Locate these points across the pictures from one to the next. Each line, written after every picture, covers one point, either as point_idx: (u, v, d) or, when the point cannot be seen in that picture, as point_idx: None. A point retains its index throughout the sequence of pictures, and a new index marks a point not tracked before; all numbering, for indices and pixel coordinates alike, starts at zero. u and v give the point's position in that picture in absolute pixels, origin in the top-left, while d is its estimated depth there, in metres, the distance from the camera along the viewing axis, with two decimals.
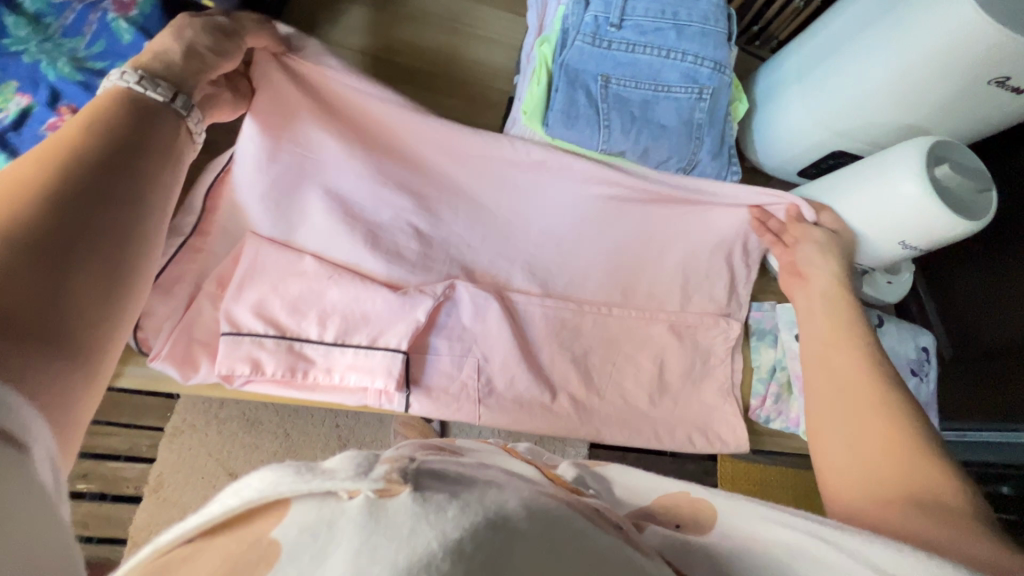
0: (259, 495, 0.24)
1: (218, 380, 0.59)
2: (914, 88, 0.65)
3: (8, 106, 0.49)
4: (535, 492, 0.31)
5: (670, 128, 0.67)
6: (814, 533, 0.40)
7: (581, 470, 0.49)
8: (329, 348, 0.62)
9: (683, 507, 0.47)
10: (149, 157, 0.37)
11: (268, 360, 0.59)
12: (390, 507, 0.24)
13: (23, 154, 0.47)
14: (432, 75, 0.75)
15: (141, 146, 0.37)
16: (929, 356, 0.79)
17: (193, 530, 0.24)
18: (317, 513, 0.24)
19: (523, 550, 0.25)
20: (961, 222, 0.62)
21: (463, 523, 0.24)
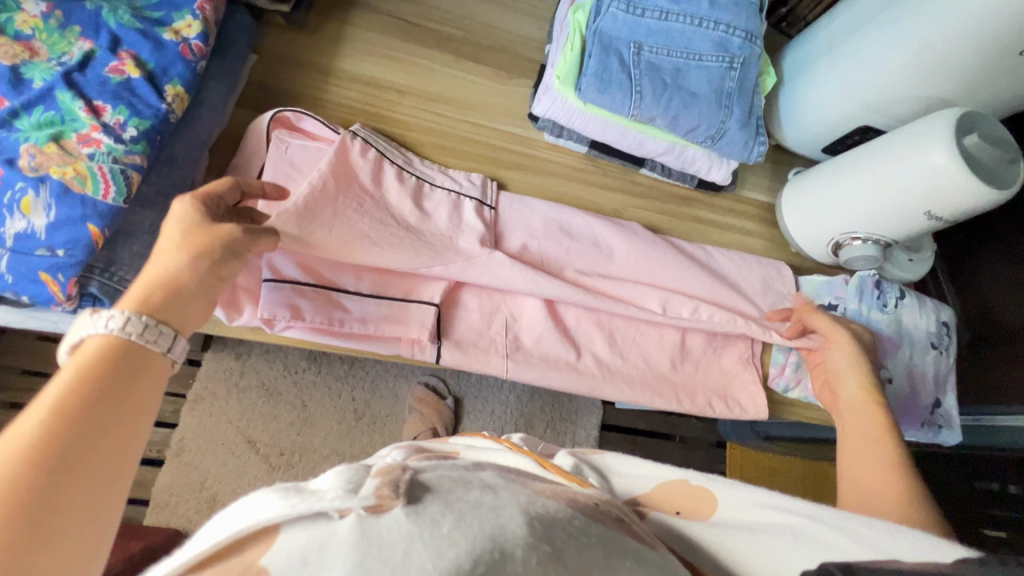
0: (244, 526, 0.25)
1: (259, 324, 0.61)
2: (945, 61, 0.66)
3: (72, 50, 0.50)
4: (531, 494, 0.33)
5: (701, 96, 0.68)
6: (815, 517, 0.41)
7: (577, 458, 0.47)
8: (365, 299, 0.65)
9: (682, 497, 0.45)
10: (128, 430, 0.31)
11: (307, 307, 0.61)
12: (378, 525, 0.26)
13: (89, 95, 0.48)
14: (465, 43, 0.77)
15: (114, 405, 0.31)
16: (948, 330, 0.80)
17: (180, 568, 0.25)
18: (307, 538, 0.25)
19: (522, 564, 0.27)
20: (986, 192, 0.63)
21: (458, 539, 0.26)
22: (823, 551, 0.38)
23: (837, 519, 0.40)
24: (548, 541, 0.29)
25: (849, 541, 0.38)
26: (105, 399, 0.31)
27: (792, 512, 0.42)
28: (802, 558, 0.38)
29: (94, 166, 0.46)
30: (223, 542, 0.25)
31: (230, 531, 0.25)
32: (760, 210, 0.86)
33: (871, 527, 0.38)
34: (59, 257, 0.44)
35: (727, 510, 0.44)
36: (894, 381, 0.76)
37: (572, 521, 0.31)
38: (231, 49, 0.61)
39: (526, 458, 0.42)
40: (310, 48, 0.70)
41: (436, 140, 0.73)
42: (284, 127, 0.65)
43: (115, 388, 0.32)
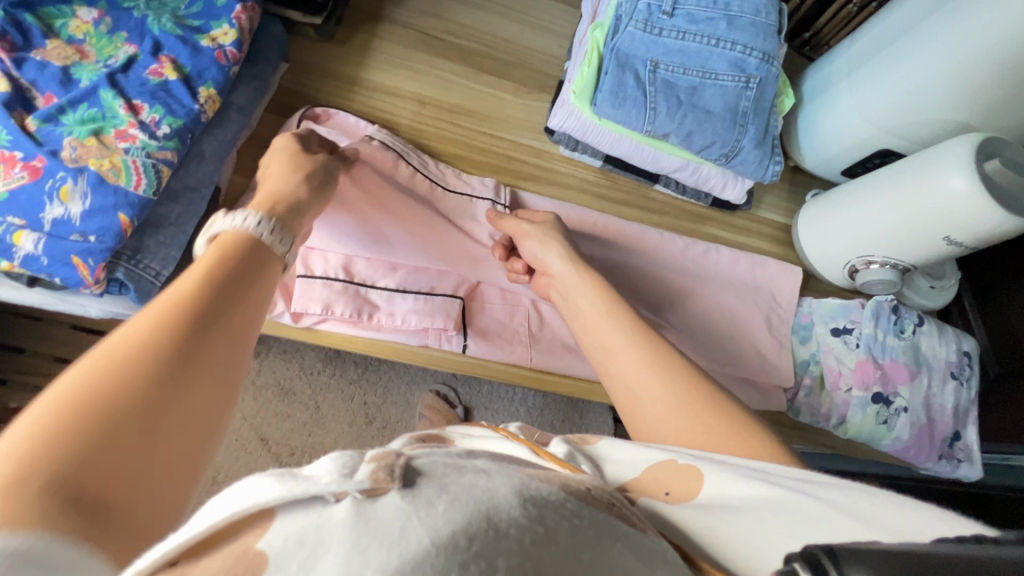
0: (241, 507, 0.24)
1: (290, 317, 0.64)
2: (970, 83, 0.65)
3: (118, 54, 0.54)
4: (526, 478, 0.31)
5: (715, 114, 0.69)
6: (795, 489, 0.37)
7: (572, 447, 0.44)
8: (392, 295, 0.67)
9: (669, 477, 0.41)
10: (255, 310, 0.38)
11: (337, 302, 0.64)
12: (374, 508, 0.26)
13: (130, 95, 0.51)
14: (487, 57, 0.79)
15: (245, 279, 0.38)
16: (970, 361, 0.78)
17: (174, 549, 0.23)
18: (304, 522, 0.25)
19: (516, 541, 0.26)
20: (1008, 218, 0.61)
21: (453, 516, 0.26)
22: (803, 527, 0.34)
23: (821, 490, 0.36)
24: (541, 522, 0.28)
25: (829, 510, 0.34)
26: (238, 282, 0.37)
27: (775, 483, 0.37)
28: (786, 537, 0.34)
29: (129, 159, 0.49)
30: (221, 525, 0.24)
31: (226, 513, 0.24)
32: (776, 230, 0.86)
33: (849, 495, 0.35)
34: (90, 242, 0.47)
35: (717, 486, 0.39)
36: (910, 411, 0.73)
37: (564, 503, 0.30)
38: (262, 57, 0.65)
39: (522, 446, 0.41)
40: (338, 58, 0.74)
41: (453, 149, 0.75)
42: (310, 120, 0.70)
43: (246, 271, 0.39)
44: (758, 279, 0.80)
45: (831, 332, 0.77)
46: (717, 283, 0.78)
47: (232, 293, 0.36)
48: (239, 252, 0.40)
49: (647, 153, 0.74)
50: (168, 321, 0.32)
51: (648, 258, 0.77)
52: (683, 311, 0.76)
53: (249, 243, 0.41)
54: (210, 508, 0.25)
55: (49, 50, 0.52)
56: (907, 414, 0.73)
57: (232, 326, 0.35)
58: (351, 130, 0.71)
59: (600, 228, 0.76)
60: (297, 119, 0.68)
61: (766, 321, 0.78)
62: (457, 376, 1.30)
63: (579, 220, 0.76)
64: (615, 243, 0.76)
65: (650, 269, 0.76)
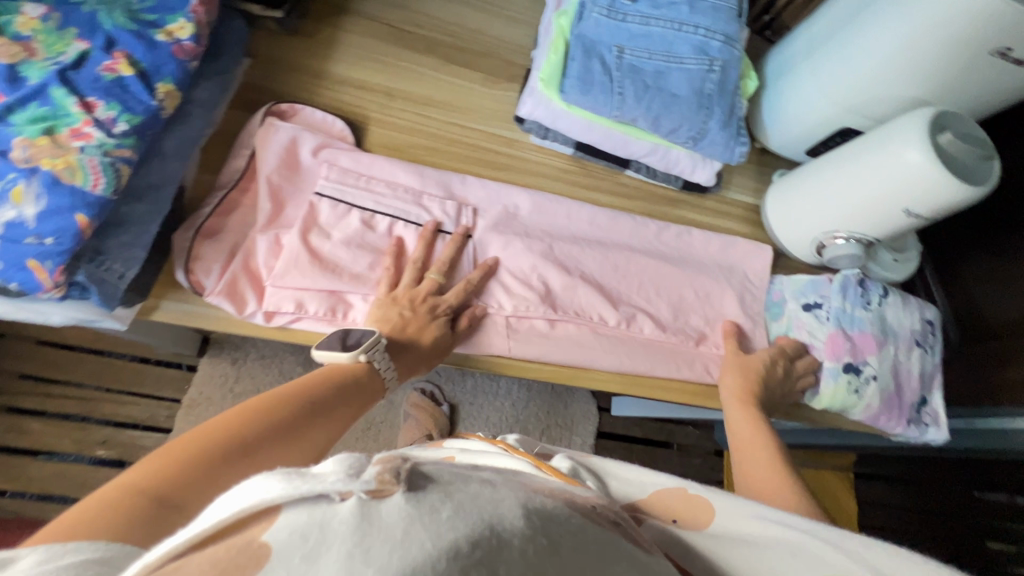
0: (250, 504, 0.24)
1: (262, 316, 0.62)
2: (922, 60, 0.67)
3: (69, 50, 0.52)
4: (530, 491, 0.32)
5: (681, 97, 0.70)
6: (812, 532, 0.39)
7: (575, 462, 0.48)
8: (367, 292, 0.65)
9: (678, 504, 0.45)
10: (349, 412, 0.46)
11: (311, 300, 0.63)
12: (378, 509, 0.25)
13: (83, 92, 0.50)
14: (454, 48, 0.79)
15: (350, 388, 0.48)
16: (933, 329, 0.81)
17: (182, 545, 0.23)
18: (308, 518, 0.24)
19: (519, 551, 0.26)
20: (962, 188, 0.63)
21: (456, 524, 0.26)
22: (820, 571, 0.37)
23: (839, 537, 0.39)
24: (544, 534, 0.28)
25: (845, 558, 0.37)
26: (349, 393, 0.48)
27: (790, 526, 0.40)
28: None
29: (84, 157, 0.47)
30: (228, 520, 0.23)
31: (234, 509, 0.23)
32: (745, 211, 0.87)
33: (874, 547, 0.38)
34: (46, 245, 0.45)
35: (725, 521, 0.42)
36: (879, 379, 0.75)
37: (570, 518, 0.31)
38: (224, 52, 0.63)
39: (523, 460, 0.41)
40: (303, 52, 0.73)
41: (424, 141, 0.75)
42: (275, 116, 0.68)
43: (352, 386, 0.49)
44: (730, 259, 0.81)
45: (803, 307, 0.79)
46: (689, 264, 0.79)
47: (339, 394, 0.46)
48: (347, 372, 0.50)
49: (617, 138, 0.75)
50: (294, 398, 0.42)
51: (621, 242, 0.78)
52: (658, 294, 0.77)
53: (359, 369, 0.51)
54: (217, 506, 0.25)
55: None
56: (876, 382, 0.75)
57: (332, 421, 0.44)
58: (319, 125, 0.70)
59: (574, 215, 0.76)
60: (262, 115, 0.66)
61: (738, 299, 0.79)
62: (440, 374, 1.30)
63: (553, 210, 0.76)
64: (590, 229, 0.77)
65: (624, 254, 0.77)
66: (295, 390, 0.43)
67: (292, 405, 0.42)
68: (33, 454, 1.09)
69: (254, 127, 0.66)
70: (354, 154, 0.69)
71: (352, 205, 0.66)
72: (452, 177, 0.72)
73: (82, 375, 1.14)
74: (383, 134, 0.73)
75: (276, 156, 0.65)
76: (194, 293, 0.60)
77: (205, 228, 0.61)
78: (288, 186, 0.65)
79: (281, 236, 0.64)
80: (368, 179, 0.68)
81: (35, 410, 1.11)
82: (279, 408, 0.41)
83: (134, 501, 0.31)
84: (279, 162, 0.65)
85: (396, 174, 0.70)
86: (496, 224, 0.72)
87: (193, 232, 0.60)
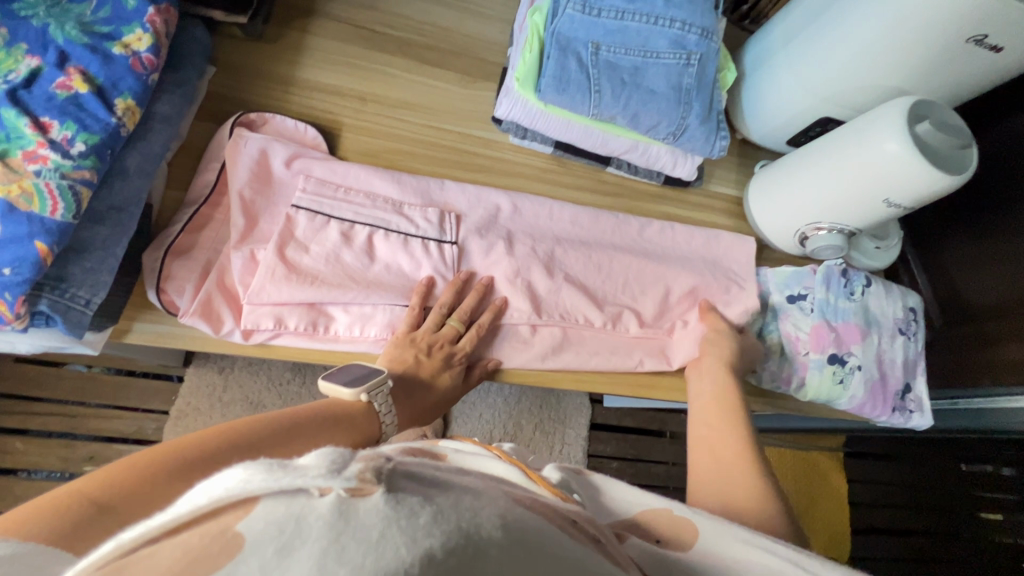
0: (223, 494, 0.23)
1: (241, 334, 0.61)
2: (899, 48, 0.66)
3: (19, 68, 0.49)
4: (512, 503, 0.31)
5: (660, 93, 0.69)
6: (794, 560, 0.44)
7: (564, 474, 0.47)
8: (350, 305, 0.64)
9: (662, 524, 0.47)
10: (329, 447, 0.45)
11: (290, 316, 0.62)
12: (359, 506, 0.24)
13: (36, 113, 0.48)
14: (427, 48, 0.77)
15: (333, 423, 0.47)
16: (915, 316, 0.81)
17: (155, 531, 0.22)
18: (285, 511, 0.23)
19: (496, 560, 0.26)
20: (941, 177, 0.63)
21: (434, 530, 0.24)
22: None
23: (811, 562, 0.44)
24: (522, 545, 0.27)
25: None
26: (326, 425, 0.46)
27: (775, 554, 0.44)
28: None
29: (40, 182, 0.45)
30: (203, 506, 0.22)
31: (212, 496, 0.23)
32: (728, 204, 0.87)
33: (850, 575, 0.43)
34: (4, 275, 0.43)
35: (709, 542, 0.45)
36: (864, 368, 0.76)
37: (551, 538, 0.30)
38: (185, 62, 0.61)
39: (514, 470, 0.40)
40: (270, 58, 0.70)
41: (401, 146, 0.73)
42: (245, 126, 0.66)
43: (336, 420, 0.47)
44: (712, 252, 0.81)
45: (787, 300, 0.79)
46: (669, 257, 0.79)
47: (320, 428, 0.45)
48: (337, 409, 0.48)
49: (596, 135, 0.73)
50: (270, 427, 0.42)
51: (605, 241, 0.77)
52: (643, 292, 0.76)
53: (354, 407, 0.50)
54: (198, 492, 0.24)
55: None
56: (860, 371, 0.75)
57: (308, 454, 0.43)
58: (290, 134, 0.69)
59: (557, 216, 0.75)
60: (231, 126, 0.64)
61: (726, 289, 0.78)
62: None
63: (537, 211, 0.75)
64: (573, 229, 0.76)
65: (608, 253, 0.76)
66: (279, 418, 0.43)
67: (266, 435, 0.41)
68: (19, 472, 1.07)
69: (223, 139, 0.64)
70: (330, 163, 0.67)
71: (329, 214, 0.65)
72: (430, 183, 0.71)
73: (63, 392, 1.12)
74: (357, 141, 0.72)
75: (248, 167, 0.63)
76: (167, 313, 0.59)
77: (176, 246, 0.59)
78: (261, 197, 0.64)
79: (256, 251, 0.62)
80: (345, 187, 0.67)
81: (19, 430, 1.09)
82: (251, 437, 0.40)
83: (73, 506, 0.31)
84: (252, 174, 0.63)
85: (373, 183, 0.68)
86: (477, 229, 0.71)
87: (163, 251, 0.58)
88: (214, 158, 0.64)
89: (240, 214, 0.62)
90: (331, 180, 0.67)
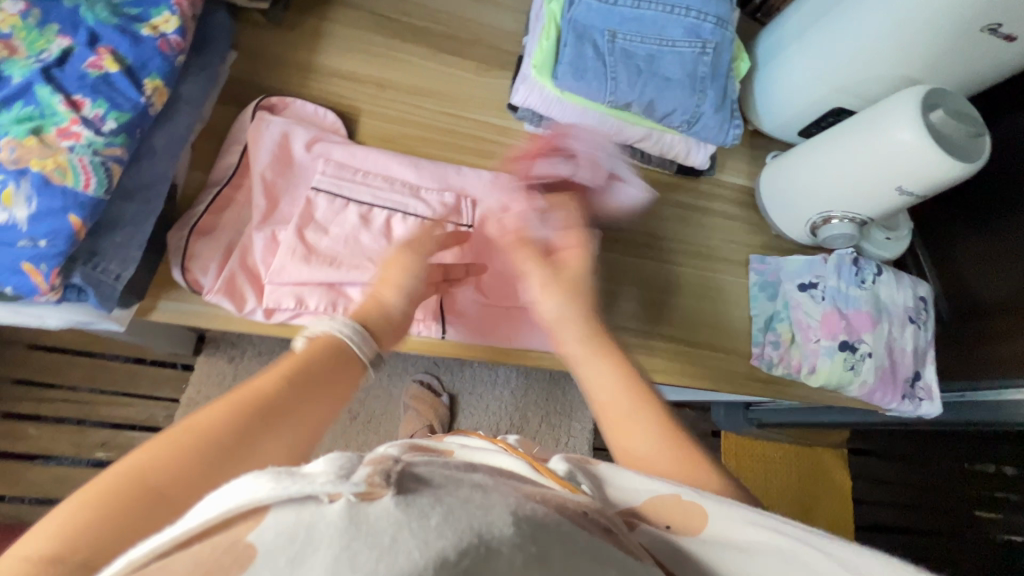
0: (231, 508, 0.23)
1: (263, 314, 0.62)
2: (912, 38, 0.67)
3: (51, 47, 0.50)
4: (521, 497, 0.31)
5: (675, 81, 0.70)
6: (802, 538, 0.41)
7: (572, 464, 0.45)
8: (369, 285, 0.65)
9: (672, 510, 0.43)
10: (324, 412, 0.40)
11: (310, 296, 0.62)
12: (367, 512, 0.24)
13: (69, 89, 0.49)
14: (443, 37, 0.78)
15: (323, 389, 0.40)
16: (925, 304, 0.82)
17: (166, 545, 0.23)
18: (295, 518, 0.23)
19: (507, 560, 0.26)
20: (954, 164, 0.64)
21: (445, 531, 0.25)
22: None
23: (826, 543, 0.41)
24: (534, 542, 0.28)
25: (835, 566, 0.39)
26: (319, 386, 0.40)
27: (782, 532, 0.41)
28: None
29: (74, 157, 0.46)
30: (213, 519, 0.23)
31: (221, 508, 0.23)
32: (739, 194, 0.87)
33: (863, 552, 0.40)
34: (40, 248, 0.45)
35: (716, 524, 0.42)
36: (874, 355, 0.76)
37: (561, 526, 0.30)
38: (210, 46, 0.62)
39: (520, 461, 0.40)
40: (290, 44, 0.71)
41: (417, 132, 0.74)
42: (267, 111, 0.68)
43: (324, 380, 0.41)
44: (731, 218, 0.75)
45: (798, 287, 0.79)
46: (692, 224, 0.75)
47: (308, 400, 0.39)
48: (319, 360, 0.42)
49: (610, 123, 0.74)
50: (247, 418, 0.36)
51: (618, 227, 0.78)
52: None
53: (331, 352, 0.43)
54: (207, 504, 0.25)
55: None
56: (872, 358, 0.76)
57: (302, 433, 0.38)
58: (311, 119, 0.69)
59: None
60: (253, 110, 0.66)
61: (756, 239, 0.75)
62: (438, 365, 1.31)
63: None
64: None
65: None
66: (257, 400, 0.37)
67: (247, 430, 0.35)
68: (31, 458, 1.08)
69: (245, 122, 0.65)
70: (350, 146, 0.68)
71: (348, 195, 0.66)
72: (446, 168, 0.72)
73: (75, 378, 1.13)
74: (375, 126, 0.73)
75: (270, 150, 0.64)
76: (191, 292, 0.60)
77: (200, 226, 0.60)
78: (282, 179, 0.65)
79: (277, 232, 0.63)
80: (363, 171, 0.68)
81: (31, 415, 1.10)
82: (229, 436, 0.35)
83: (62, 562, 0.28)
84: (273, 156, 0.65)
85: (391, 167, 0.69)
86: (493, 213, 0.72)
87: (187, 230, 0.59)
88: (235, 141, 0.65)
89: (263, 194, 0.63)
90: (349, 163, 0.68)
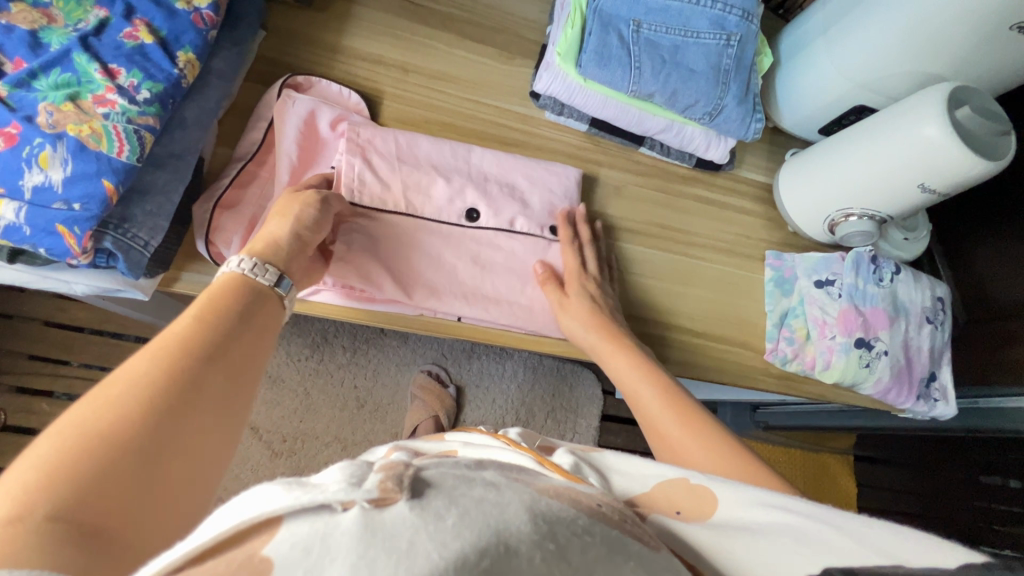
0: (244, 519, 0.24)
1: None
2: (941, 33, 0.67)
3: (88, 18, 0.51)
4: (534, 493, 0.31)
5: (699, 72, 0.70)
6: (811, 515, 0.40)
7: (576, 458, 0.47)
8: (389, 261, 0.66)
9: (680, 495, 0.43)
10: (253, 342, 0.42)
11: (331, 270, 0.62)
12: (381, 518, 0.25)
13: (105, 58, 0.50)
14: (467, 23, 0.78)
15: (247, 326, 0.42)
16: (943, 305, 0.81)
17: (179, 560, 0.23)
18: (309, 529, 0.24)
19: (527, 560, 0.26)
20: (978, 162, 0.64)
21: (462, 531, 0.25)
22: (825, 551, 0.37)
23: (836, 517, 0.39)
24: (551, 539, 0.27)
25: (848, 539, 0.37)
26: (241, 324, 0.41)
27: (791, 511, 0.40)
28: (799, 558, 0.37)
29: (109, 123, 0.47)
30: (227, 532, 0.23)
31: (237, 519, 0.24)
32: (757, 189, 0.87)
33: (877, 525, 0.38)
34: (75, 210, 0.46)
35: (726, 509, 0.42)
36: (890, 354, 0.76)
37: (576, 520, 0.30)
38: (241, 22, 0.63)
39: (524, 456, 0.41)
40: (317, 25, 0.72)
41: (440, 116, 0.75)
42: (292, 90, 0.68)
43: (246, 315, 0.43)
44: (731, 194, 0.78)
45: (815, 284, 0.79)
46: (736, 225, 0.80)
47: (234, 336, 0.40)
48: (240, 296, 0.44)
49: (632, 113, 0.74)
50: (175, 359, 0.36)
51: None
52: None
53: (246, 286, 0.45)
54: (220, 518, 0.25)
55: (13, 13, 0.49)
56: (888, 356, 0.76)
57: (236, 368, 0.39)
58: (335, 99, 0.70)
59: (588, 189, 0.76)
60: (279, 87, 0.66)
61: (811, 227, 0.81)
62: (446, 356, 1.32)
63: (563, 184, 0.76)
64: None
65: None
66: (181, 342, 0.37)
67: (179, 371, 0.36)
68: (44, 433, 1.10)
69: (271, 99, 0.66)
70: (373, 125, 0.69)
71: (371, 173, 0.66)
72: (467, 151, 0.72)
73: (88, 356, 1.14)
74: (398, 108, 0.73)
75: (294, 125, 0.65)
76: (214, 264, 0.61)
77: (224, 200, 0.61)
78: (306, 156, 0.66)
79: None
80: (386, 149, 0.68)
81: (44, 392, 1.11)
82: (163, 378, 0.35)
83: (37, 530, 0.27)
84: (298, 132, 0.65)
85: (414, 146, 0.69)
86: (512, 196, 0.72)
87: (212, 204, 0.60)
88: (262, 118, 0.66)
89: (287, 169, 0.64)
90: None
